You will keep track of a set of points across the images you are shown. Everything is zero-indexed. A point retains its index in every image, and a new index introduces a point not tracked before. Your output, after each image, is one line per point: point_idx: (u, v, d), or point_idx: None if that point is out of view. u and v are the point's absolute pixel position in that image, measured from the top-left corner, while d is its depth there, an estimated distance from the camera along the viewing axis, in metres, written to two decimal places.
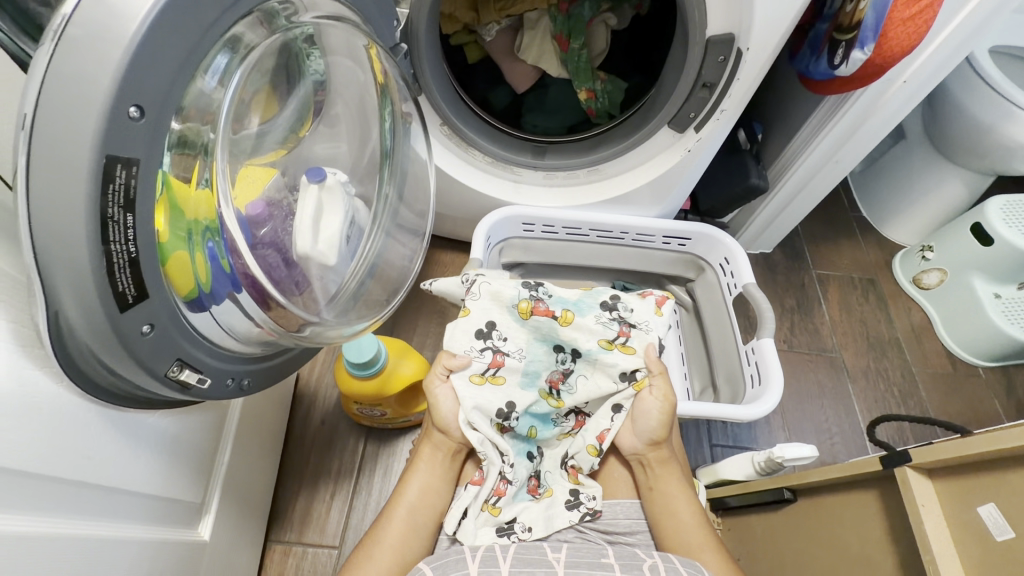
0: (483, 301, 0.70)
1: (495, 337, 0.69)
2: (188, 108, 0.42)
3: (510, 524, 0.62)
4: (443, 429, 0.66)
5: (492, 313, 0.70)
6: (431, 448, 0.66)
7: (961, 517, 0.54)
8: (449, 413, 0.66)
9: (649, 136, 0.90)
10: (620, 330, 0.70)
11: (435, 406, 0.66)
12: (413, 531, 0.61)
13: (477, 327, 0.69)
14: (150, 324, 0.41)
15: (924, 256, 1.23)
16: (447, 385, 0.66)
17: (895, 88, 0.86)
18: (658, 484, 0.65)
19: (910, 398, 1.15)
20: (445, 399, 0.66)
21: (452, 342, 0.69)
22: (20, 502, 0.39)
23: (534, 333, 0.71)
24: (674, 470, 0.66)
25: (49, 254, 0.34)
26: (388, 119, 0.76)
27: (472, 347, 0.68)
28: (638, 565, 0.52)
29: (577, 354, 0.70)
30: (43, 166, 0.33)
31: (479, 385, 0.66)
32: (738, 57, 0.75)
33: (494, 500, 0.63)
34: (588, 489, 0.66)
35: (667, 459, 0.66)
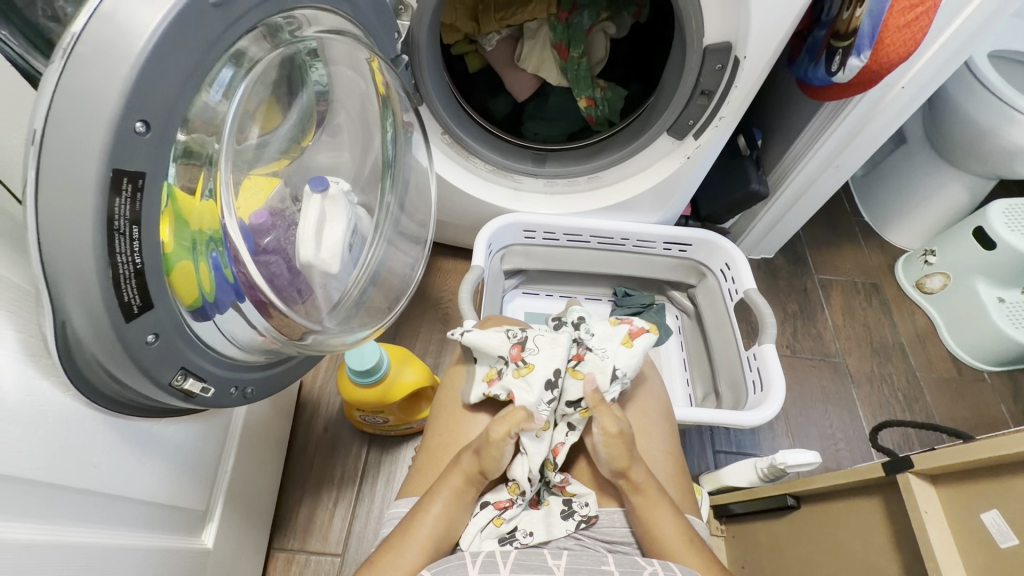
0: (543, 352, 0.71)
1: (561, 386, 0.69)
2: (193, 121, 0.43)
3: (512, 534, 0.63)
4: (485, 471, 0.62)
5: (556, 362, 0.70)
6: (464, 480, 0.61)
7: (965, 523, 0.53)
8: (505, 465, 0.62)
9: (649, 143, 0.90)
10: (576, 353, 0.73)
11: (496, 460, 0.61)
12: (432, 556, 0.57)
13: (545, 378, 0.68)
14: (154, 334, 0.41)
15: (926, 260, 1.23)
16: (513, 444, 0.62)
17: (893, 94, 0.86)
18: (637, 509, 0.61)
19: (915, 403, 1.14)
20: (507, 455, 0.62)
21: (524, 397, 0.67)
22: (27, 509, 0.40)
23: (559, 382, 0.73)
24: (651, 492, 0.61)
25: (57, 266, 0.35)
26: (390, 129, 0.77)
27: (538, 404, 0.67)
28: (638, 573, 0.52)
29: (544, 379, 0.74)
30: (51, 179, 0.33)
31: (540, 438, 0.66)
32: (736, 64, 0.76)
33: (500, 512, 0.64)
34: (580, 496, 0.66)
35: (638, 483, 0.61)
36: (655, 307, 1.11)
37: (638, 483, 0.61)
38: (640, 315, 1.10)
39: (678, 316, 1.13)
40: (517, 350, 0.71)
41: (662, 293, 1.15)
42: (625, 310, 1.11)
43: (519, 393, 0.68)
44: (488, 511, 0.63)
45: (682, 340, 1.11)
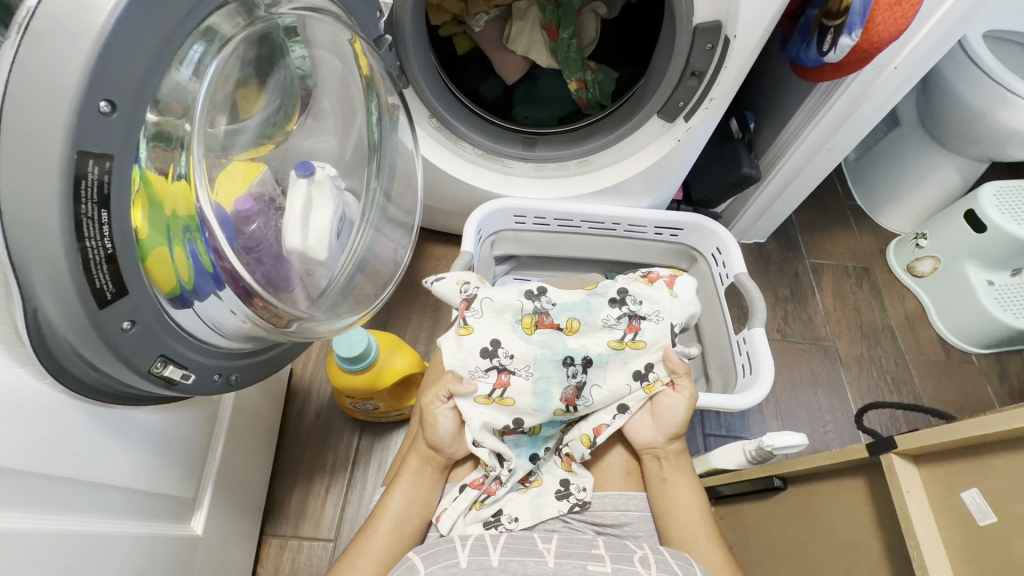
0: (489, 319, 0.69)
1: (501, 355, 0.68)
2: (164, 100, 0.42)
3: (496, 517, 0.64)
4: (436, 448, 0.65)
5: (497, 330, 0.69)
6: (419, 459, 0.65)
7: (946, 502, 0.54)
8: (447, 434, 0.64)
9: (638, 127, 0.89)
10: (630, 325, 0.70)
11: (432, 426, 0.64)
12: (397, 539, 0.61)
13: (483, 345, 0.68)
14: (131, 321, 0.41)
15: (918, 243, 1.23)
16: (448, 407, 0.65)
17: (885, 74, 0.85)
18: (672, 475, 0.66)
19: (903, 385, 1.15)
20: (444, 420, 0.64)
21: (452, 360, 0.67)
22: (8, 498, 0.39)
23: (542, 349, 0.69)
24: (686, 464, 0.68)
25: (24, 251, 0.34)
26: (375, 111, 0.75)
27: (473, 371, 0.66)
28: (627, 556, 0.51)
29: (588, 363, 0.69)
30: (15, 160, 0.32)
31: (482, 404, 0.65)
32: (726, 44, 0.74)
33: (481, 497, 0.64)
34: (578, 481, 0.66)
35: (680, 452, 0.68)
36: None
37: (677, 454, 0.68)
38: None
39: None
40: (463, 306, 0.70)
41: None
42: None
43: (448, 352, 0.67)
44: (470, 498, 0.63)
45: None
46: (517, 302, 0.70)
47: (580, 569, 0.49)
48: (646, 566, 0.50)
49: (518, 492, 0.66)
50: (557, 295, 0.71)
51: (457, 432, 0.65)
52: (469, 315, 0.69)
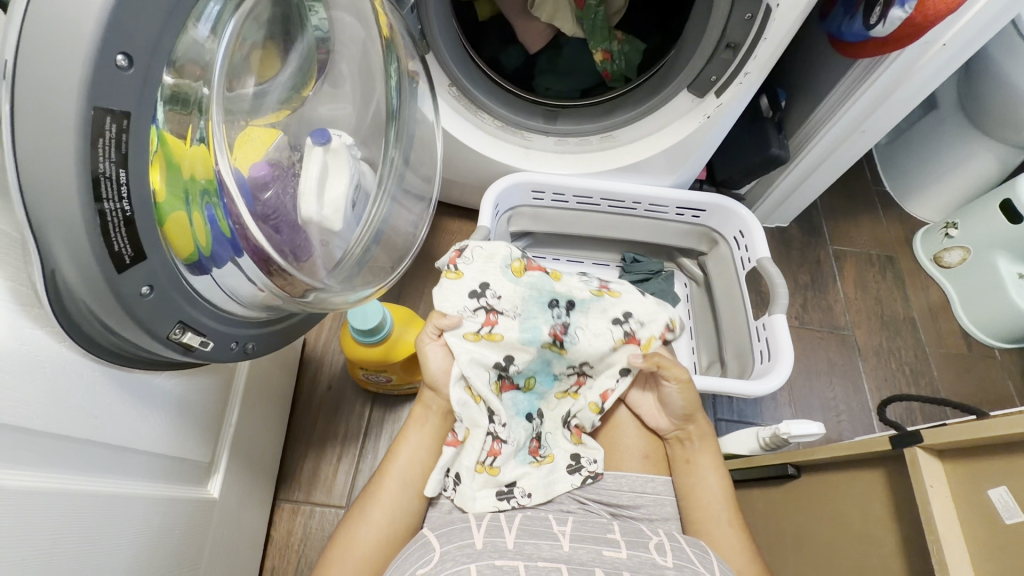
0: (478, 264, 0.73)
1: (489, 296, 0.71)
2: (180, 60, 0.40)
3: (510, 488, 0.61)
4: (434, 387, 0.67)
5: (487, 274, 0.72)
6: (422, 409, 0.67)
7: (969, 499, 0.53)
8: (439, 370, 0.67)
9: (664, 102, 0.86)
10: (600, 282, 0.78)
11: (424, 363, 0.67)
12: (404, 491, 0.61)
13: (471, 287, 0.71)
14: (149, 286, 0.40)
15: (947, 233, 1.19)
16: (438, 343, 0.68)
17: (933, 52, 0.80)
18: (695, 457, 0.67)
19: (921, 377, 1.13)
20: (435, 356, 0.67)
21: (444, 300, 0.70)
22: (29, 458, 0.40)
23: (530, 292, 0.72)
24: (708, 444, 0.67)
25: (40, 208, 0.33)
26: (395, 76, 0.73)
27: (464, 309, 0.69)
28: (643, 542, 0.51)
29: (570, 305, 0.73)
30: (27, 115, 0.31)
31: (470, 340, 0.67)
32: (767, 14, 0.70)
33: (488, 461, 0.62)
34: (589, 454, 0.66)
35: (701, 433, 0.68)
36: (664, 275, 1.08)
37: (704, 439, 0.68)
38: (648, 282, 1.08)
39: (686, 284, 1.11)
40: (454, 255, 0.74)
41: (671, 260, 1.13)
42: (633, 277, 1.09)
43: (444, 293, 0.70)
44: (473, 459, 0.62)
45: (690, 308, 1.09)
46: (506, 249, 0.75)
47: (595, 555, 0.49)
48: (662, 553, 0.50)
49: (527, 457, 0.64)
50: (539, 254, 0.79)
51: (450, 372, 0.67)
52: (461, 261, 0.73)
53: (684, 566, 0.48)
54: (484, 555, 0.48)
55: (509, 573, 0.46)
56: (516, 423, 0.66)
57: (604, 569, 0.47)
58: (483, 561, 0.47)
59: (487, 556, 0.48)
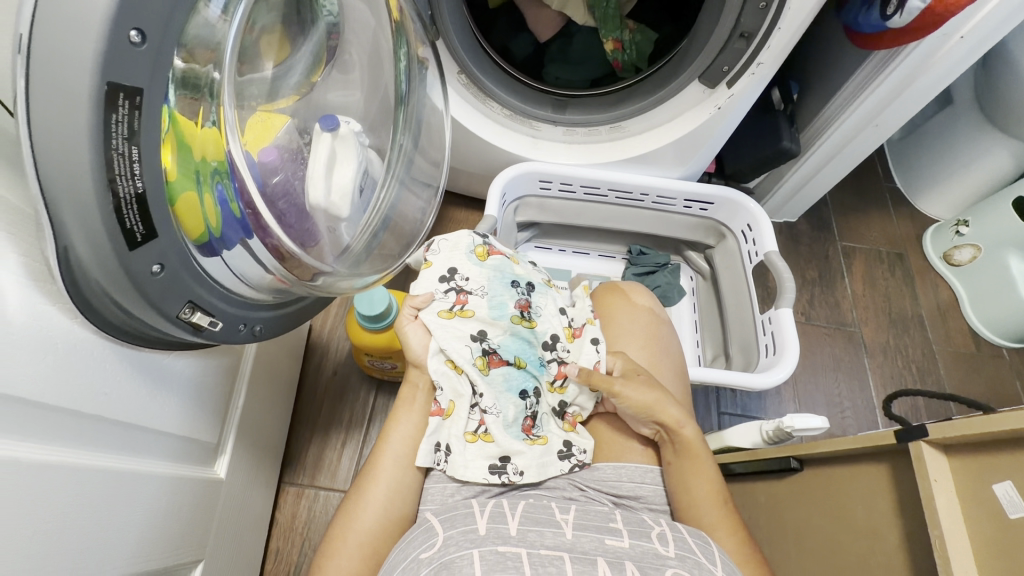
0: (445, 253, 0.75)
1: (458, 279, 0.73)
2: (191, 42, 0.40)
3: (503, 465, 0.61)
4: (420, 365, 0.69)
5: (455, 259, 0.74)
6: (411, 387, 0.68)
7: (974, 494, 0.53)
8: (419, 346, 0.68)
9: (676, 92, 0.85)
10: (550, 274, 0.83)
11: (406, 344, 0.69)
12: (401, 470, 0.61)
13: (441, 273, 0.73)
14: (160, 264, 0.41)
15: (958, 230, 1.18)
16: (417, 323, 0.69)
17: (950, 45, 0.79)
18: (680, 462, 0.64)
19: (927, 375, 1.13)
20: (413, 334, 0.69)
21: (419, 286, 0.73)
22: (40, 432, 0.40)
23: (494, 272, 0.75)
24: (696, 449, 0.64)
25: (55, 185, 0.33)
26: (404, 60, 0.72)
27: (438, 289, 0.71)
28: (646, 532, 0.52)
29: (530, 287, 0.76)
30: (40, 91, 0.31)
31: (444, 318, 0.69)
32: (781, 3, 0.69)
33: (477, 430, 0.63)
34: (579, 442, 0.66)
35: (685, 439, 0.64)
36: (670, 268, 1.08)
37: (694, 448, 0.64)
38: (654, 275, 1.08)
39: (693, 277, 1.11)
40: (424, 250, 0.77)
41: (678, 254, 1.13)
42: (639, 269, 1.08)
43: (422, 281, 0.73)
44: (462, 427, 0.62)
45: (695, 301, 1.09)
46: (469, 237, 0.77)
47: (598, 543, 0.49)
48: (664, 543, 0.50)
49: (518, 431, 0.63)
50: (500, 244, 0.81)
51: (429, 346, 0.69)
52: (429, 252, 0.75)
53: (686, 558, 0.48)
54: (487, 541, 0.48)
55: (512, 559, 0.46)
56: (506, 399, 0.64)
57: (606, 558, 0.47)
58: (486, 546, 0.47)
59: (489, 542, 0.48)
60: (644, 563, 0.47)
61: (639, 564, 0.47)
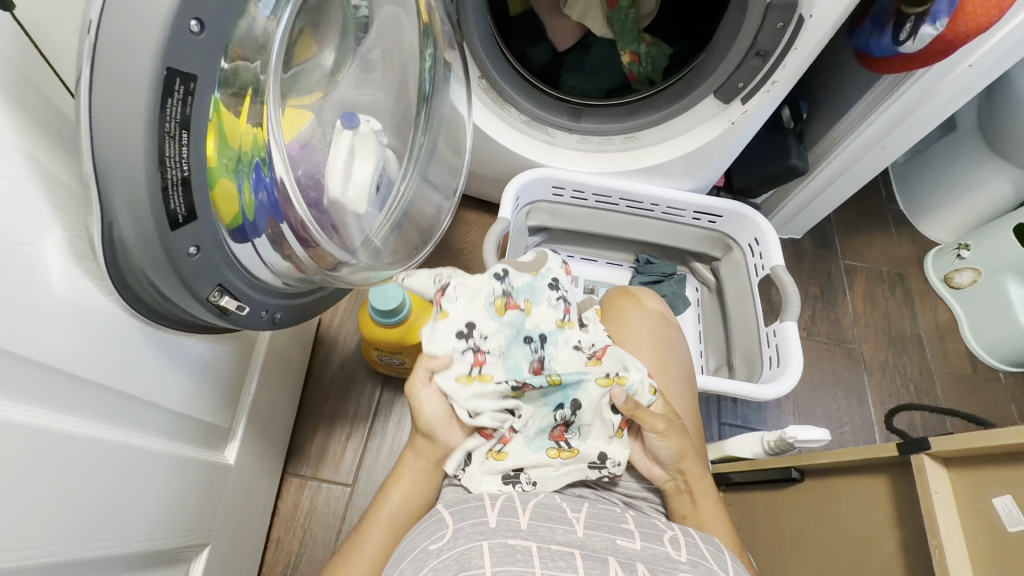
0: (461, 302, 0.66)
1: (476, 336, 0.64)
2: (240, 41, 0.42)
3: (517, 476, 0.60)
4: (428, 435, 0.62)
5: (473, 312, 0.65)
6: (415, 455, 0.63)
7: (972, 506, 0.54)
8: (434, 417, 0.62)
9: (690, 106, 0.87)
10: (567, 308, 0.72)
11: (419, 410, 0.62)
12: (395, 532, 0.60)
13: (457, 328, 0.64)
14: (196, 247, 0.42)
15: (959, 254, 1.20)
16: (431, 388, 0.62)
17: (958, 72, 0.82)
18: (695, 514, 0.62)
19: (925, 395, 1.14)
20: (429, 403, 0.62)
21: (432, 343, 0.63)
22: (69, 403, 0.41)
23: (511, 330, 0.66)
24: (708, 496, 0.63)
25: (107, 161, 0.35)
26: (429, 64, 0.74)
27: (456, 347, 0.63)
28: (657, 534, 0.53)
29: (543, 339, 0.68)
30: (104, 72, 0.33)
31: (464, 385, 0.61)
32: (799, 24, 0.71)
33: (496, 447, 0.61)
34: (615, 454, 0.61)
35: (694, 487, 0.63)
36: (676, 278, 1.10)
37: (704, 490, 0.64)
38: (660, 284, 1.10)
39: (698, 288, 1.12)
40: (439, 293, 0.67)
41: (684, 264, 1.14)
42: (646, 277, 1.10)
43: (434, 335, 0.64)
44: (485, 444, 0.61)
45: (699, 312, 1.10)
46: (487, 284, 0.68)
47: (608, 543, 0.50)
48: (675, 547, 0.51)
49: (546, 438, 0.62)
50: (517, 278, 0.71)
51: (448, 416, 0.63)
52: (445, 300, 0.66)
53: (698, 563, 0.49)
54: (497, 534, 0.48)
55: (521, 552, 0.46)
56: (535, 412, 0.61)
57: (616, 558, 0.48)
58: (495, 539, 0.48)
59: (499, 535, 0.48)
60: (655, 564, 0.48)
61: (650, 565, 0.48)
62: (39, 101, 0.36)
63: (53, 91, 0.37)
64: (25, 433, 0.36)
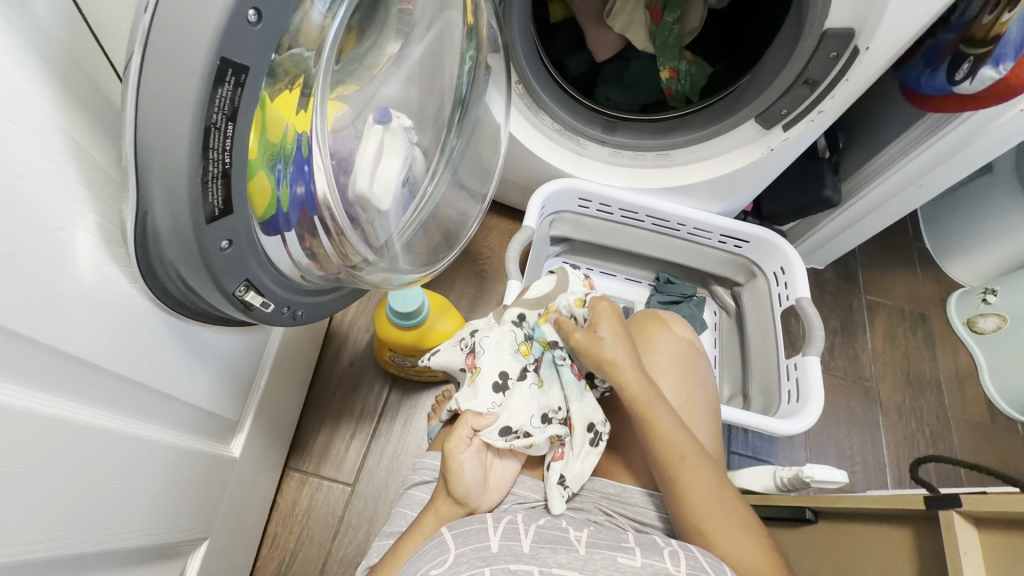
0: (489, 353, 0.63)
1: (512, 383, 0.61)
2: (295, 32, 0.40)
3: (595, 432, 0.63)
4: (460, 500, 0.55)
5: (503, 361, 0.62)
6: (437, 519, 0.55)
7: (1002, 571, 0.52)
8: (472, 482, 0.55)
9: (730, 128, 0.85)
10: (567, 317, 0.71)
11: (457, 475, 0.55)
12: None
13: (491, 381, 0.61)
14: (228, 241, 0.40)
15: (985, 298, 1.18)
16: (473, 449, 0.56)
17: (1009, 116, 0.80)
18: (651, 421, 0.60)
19: (940, 440, 1.12)
20: (470, 466, 0.55)
21: (467, 402, 0.60)
22: (84, 393, 0.40)
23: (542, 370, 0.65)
24: (659, 406, 0.61)
25: (149, 148, 0.33)
26: (470, 62, 0.73)
27: (494, 402, 0.60)
28: (657, 550, 0.50)
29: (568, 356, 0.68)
30: (156, 58, 0.31)
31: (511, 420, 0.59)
32: (853, 55, 0.69)
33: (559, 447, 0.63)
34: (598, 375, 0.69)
35: (638, 387, 0.61)
36: (696, 300, 1.08)
37: (683, 457, 0.58)
38: (679, 305, 1.08)
39: (716, 312, 1.10)
40: (468, 359, 0.66)
41: (704, 287, 1.12)
42: (665, 297, 1.08)
43: (467, 396, 0.61)
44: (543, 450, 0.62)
45: (716, 336, 1.08)
46: (509, 330, 0.66)
47: (609, 561, 0.48)
48: (675, 562, 0.48)
49: (574, 377, 0.65)
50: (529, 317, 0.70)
51: (483, 478, 0.56)
52: (474, 359, 0.64)
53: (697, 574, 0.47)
54: (499, 559, 0.46)
55: None
56: (554, 382, 0.65)
57: None
58: (497, 565, 0.45)
59: (501, 560, 0.46)
60: None
61: None
62: (84, 81, 0.34)
63: (100, 70, 0.36)
64: (40, 424, 0.35)
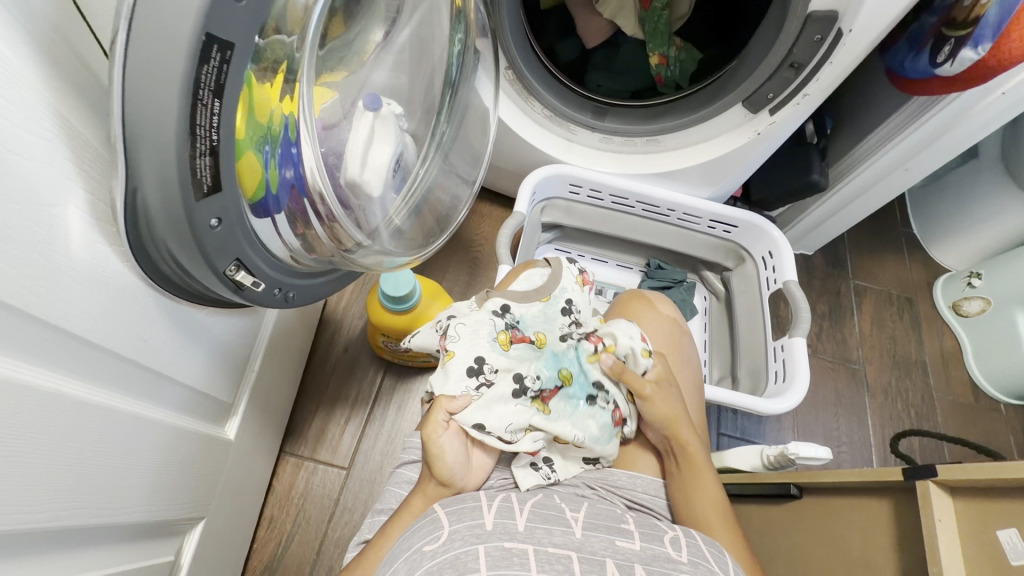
0: (465, 343, 0.61)
1: (488, 370, 0.59)
2: (279, 12, 0.41)
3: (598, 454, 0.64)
4: (444, 481, 0.57)
5: (480, 348, 0.60)
6: (424, 500, 0.56)
7: (976, 535, 0.54)
8: (454, 465, 0.56)
9: (717, 113, 0.86)
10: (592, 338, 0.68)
11: (439, 457, 0.56)
12: None
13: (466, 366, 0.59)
14: (218, 219, 0.41)
15: (970, 282, 1.19)
16: (452, 432, 0.56)
17: (990, 99, 0.81)
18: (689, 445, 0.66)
19: (925, 421, 1.14)
20: (450, 448, 0.56)
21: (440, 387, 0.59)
22: (80, 369, 0.41)
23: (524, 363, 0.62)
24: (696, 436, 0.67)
25: (138, 124, 0.34)
26: (459, 45, 0.74)
27: (469, 388, 0.58)
28: (657, 536, 0.52)
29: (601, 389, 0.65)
30: (142, 34, 0.32)
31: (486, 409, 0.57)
32: (837, 38, 0.70)
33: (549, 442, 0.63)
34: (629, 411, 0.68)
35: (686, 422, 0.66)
36: (686, 285, 1.09)
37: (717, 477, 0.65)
38: (669, 290, 1.09)
39: (706, 297, 1.12)
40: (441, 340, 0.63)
41: (695, 272, 1.14)
42: (655, 282, 1.09)
43: (440, 379, 0.59)
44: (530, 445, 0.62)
45: (706, 321, 1.10)
46: (488, 319, 0.64)
47: (608, 544, 0.50)
48: (678, 549, 0.50)
49: (611, 422, 0.64)
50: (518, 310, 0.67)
51: (465, 458, 0.57)
52: (447, 342, 0.61)
53: (699, 564, 0.49)
54: (494, 537, 0.47)
55: (518, 556, 0.45)
56: (566, 415, 0.61)
57: (614, 559, 0.47)
58: (492, 543, 0.46)
59: (495, 538, 0.47)
60: (654, 563, 0.48)
61: (649, 567, 0.47)
62: (72, 60, 0.35)
63: (87, 48, 0.36)
64: (38, 396, 0.36)
